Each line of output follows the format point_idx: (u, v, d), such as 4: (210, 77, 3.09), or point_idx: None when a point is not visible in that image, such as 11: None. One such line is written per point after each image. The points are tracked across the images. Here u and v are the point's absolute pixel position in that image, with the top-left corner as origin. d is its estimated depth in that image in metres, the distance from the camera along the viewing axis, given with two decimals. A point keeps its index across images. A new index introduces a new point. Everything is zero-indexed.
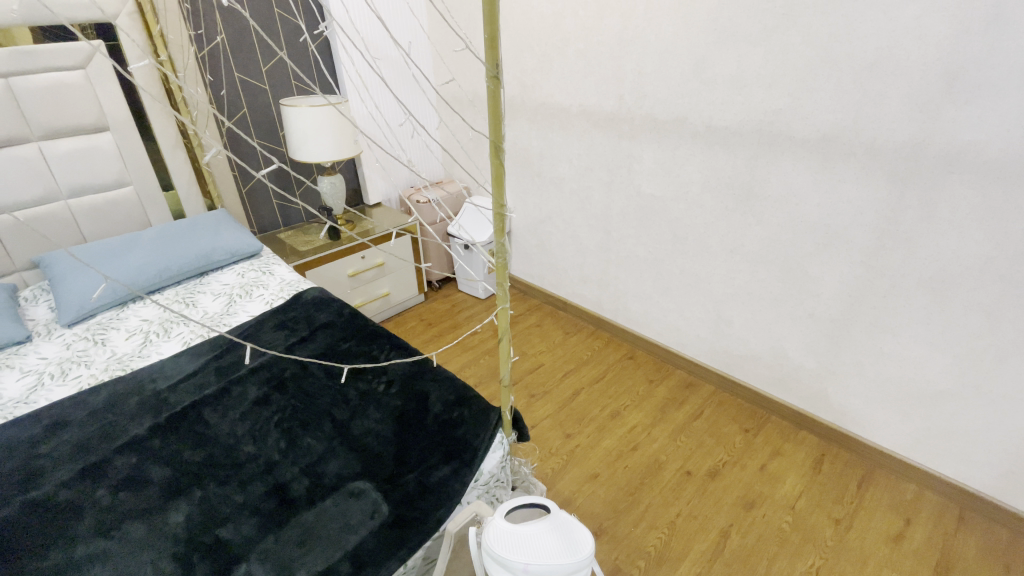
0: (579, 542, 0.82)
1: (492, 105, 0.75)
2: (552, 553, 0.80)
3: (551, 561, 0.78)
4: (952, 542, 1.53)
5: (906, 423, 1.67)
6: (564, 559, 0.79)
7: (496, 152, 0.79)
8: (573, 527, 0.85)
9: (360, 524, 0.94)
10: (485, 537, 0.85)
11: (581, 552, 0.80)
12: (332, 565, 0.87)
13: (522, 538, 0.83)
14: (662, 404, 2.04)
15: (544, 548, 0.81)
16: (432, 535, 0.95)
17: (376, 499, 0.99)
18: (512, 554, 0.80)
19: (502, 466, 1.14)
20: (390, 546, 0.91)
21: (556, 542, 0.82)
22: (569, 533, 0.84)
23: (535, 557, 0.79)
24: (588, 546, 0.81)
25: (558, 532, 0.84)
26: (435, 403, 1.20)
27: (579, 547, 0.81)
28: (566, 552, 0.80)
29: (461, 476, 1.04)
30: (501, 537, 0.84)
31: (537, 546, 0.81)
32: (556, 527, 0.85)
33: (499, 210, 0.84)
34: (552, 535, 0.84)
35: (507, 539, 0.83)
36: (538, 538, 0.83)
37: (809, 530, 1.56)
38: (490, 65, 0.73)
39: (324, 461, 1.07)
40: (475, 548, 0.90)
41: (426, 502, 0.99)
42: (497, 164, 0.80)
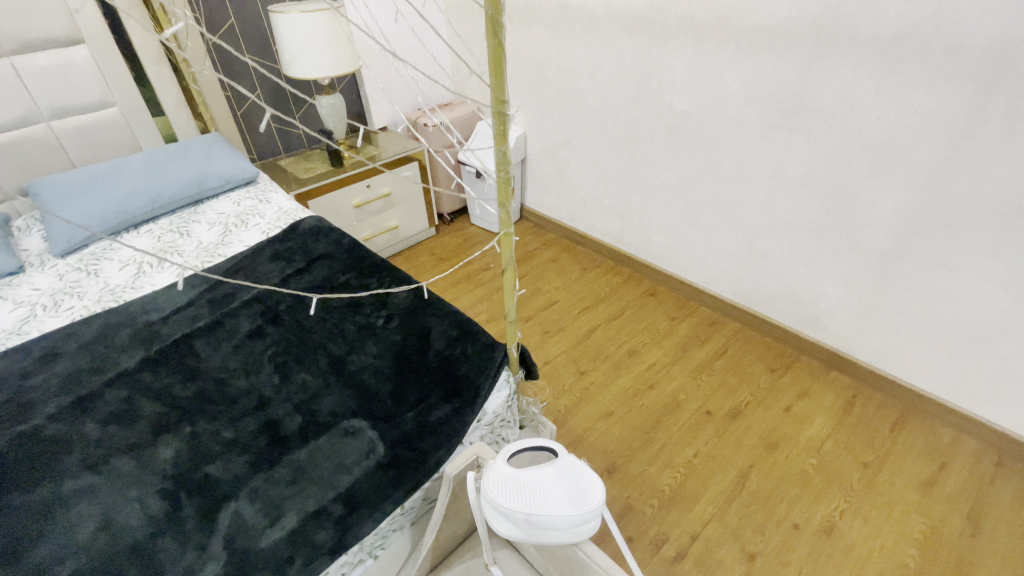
0: (588, 491, 0.74)
1: None
2: (557, 501, 0.72)
3: (555, 511, 0.71)
4: (988, 489, 1.43)
5: (950, 365, 1.54)
6: (570, 508, 0.71)
7: (492, 28, 0.62)
8: (581, 472, 0.77)
9: (354, 463, 0.88)
10: (483, 482, 0.78)
11: (590, 502, 0.72)
12: (324, 506, 0.82)
13: (525, 485, 0.75)
14: (683, 342, 1.94)
15: (548, 497, 0.73)
16: (430, 477, 0.89)
17: (372, 438, 0.92)
18: (512, 503, 0.72)
19: (508, 407, 1.06)
20: (386, 487, 0.85)
21: (563, 489, 0.74)
22: (578, 479, 0.76)
23: (537, 505, 0.72)
24: (599, 495, 0.73)
25: (565, 479, 0.76)
26: (436, 339, 1.11)
27: (588, 496, 0.73)
28: (574, 501, 0.72)
29: (463, 416, 0.96)
30: (500, 483, 0.76)
31: (540, 494, 0.74)
32: (563, 473, 0.77)
33: (499, 107, 0.69)
34: (558, 481, 0.76)
35: (508, 485, 0.76)
36: (542, 485, 0.75)
37: (834, 472, 1.48)
38: None
39: (317, 397, 1.00)
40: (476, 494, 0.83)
41: (424, 442, 0.92)
42: (495, 46, 0.64)
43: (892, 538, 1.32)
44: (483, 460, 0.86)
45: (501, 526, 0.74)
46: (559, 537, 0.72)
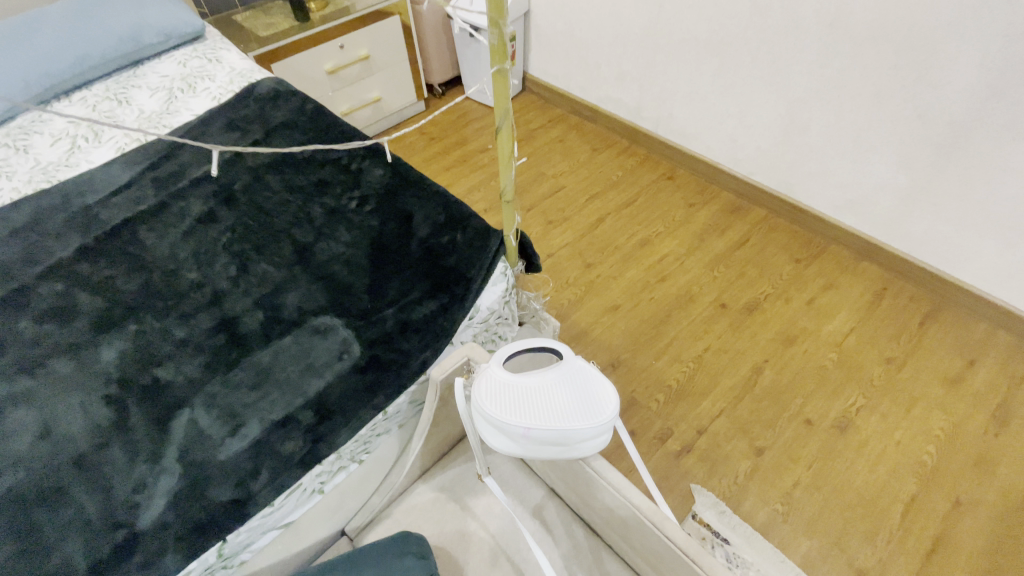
0: (598, 401, 0.61)
1: None
2: (561, 413, 0.60)
3: (559, 424, 0.58)
4: (1017, 386, 1.35)
5: (1003, 255, 1.37)
6: (577, 421, 0.59)
7: None
8: (591, 378, 0.64)
9: (325, 366, 0.75)
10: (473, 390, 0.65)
11: (601, 413, 0.59)
12: (291, 414, 0.70)
13: (523, 395, 0.63)
14: (701, 230, 1.76)
15: (550, 408, 0.61)
16: (415, 381, 0.76)
17: (346, 337, 0.78)
18: (508, 416, 0.60)
19: (505, 303, 0.91)
20: (363, 393, 0.73)
21: (568, 399, 0.62)
22: (586, 387, 0.63)
23: (537, 419, 0.59)
24: (612, 405, 0.60)
25: (571, 387, 0.63)
26: (420, 225, 0.92)
27: (599, 407, 0.60)
28: (582, 413, 0.60)
29: (454, 312, 0.81)
30: (492, 392, 0.63)
31: (541, 406, 0.61)
32: (569, 379, 0.64)
33: None
34: (563, 388, 0.63)
35: (502, 394, 0.63)
36: (544, 393, 0.63)
37: (855, 368, 1.39)
38: None
39: (281, 291, 0.85)
40: (466, 402, 0.71)
41: (408, 342, 0.78)
42: None
43: (908, 434, 1.26)
44: (474, 364, 0.73)
45: (495, 440, 0.63)
46: (565, 454, 0.61)
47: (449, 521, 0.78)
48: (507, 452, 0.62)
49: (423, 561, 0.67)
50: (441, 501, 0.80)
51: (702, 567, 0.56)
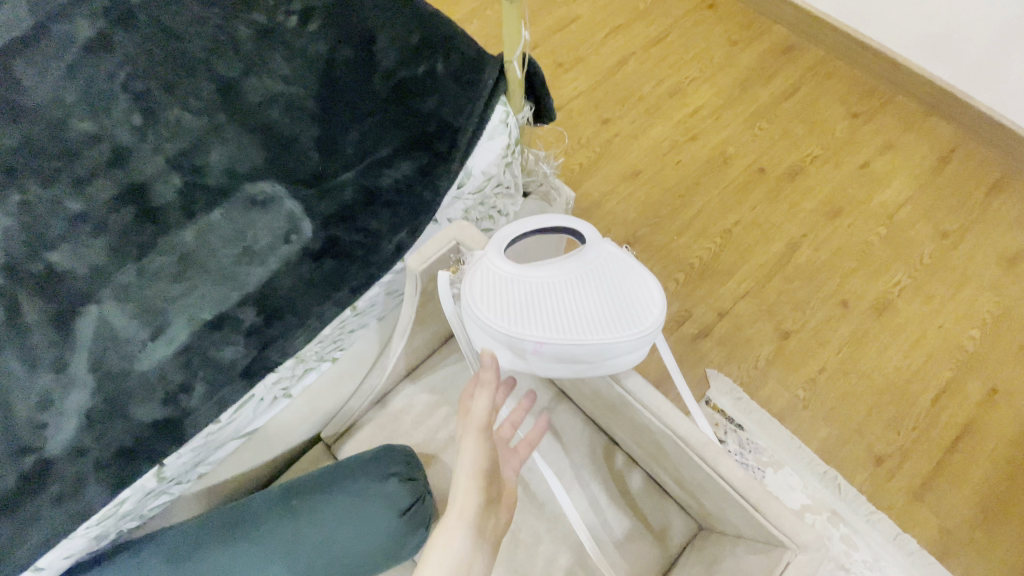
0: (638, 305, 0.45)
1: None
2: (585, 320, 0.44)
3: (586, 337, 0.43)
4: None
5: None
6: (610, 332, 0.43)
7: None
8: (625, 270, 0.47)
9: (268, 250, 0.56)
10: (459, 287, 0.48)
11: (640, 323, 0.44)
12: (227, 313, 0.54)
13: (531, 293, 0.46)
14: (742, 77, 1.44)
15: (570, 313, 0.45)
16: (390, 270, 0.60)
17: (292, 212, 0.58)
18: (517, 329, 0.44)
19: (506, 168, 0.69)
20: (321, 286, 0.57)
21: (595, 300, 0.45)
22: (621, 284, 0.46)
23: (551, 330, 0.44)
24: (657, 311, 0.45)
25: (600, 282, 0.46)
26: (384, 50, 0.65)
27: (638, 313, 0.44)
28: (615, 321, 0.44)
29: (436, 178, 0.60)
30: (488, 290, 0.47)
31: (557, 309, 0.45)
32: (596, 272, 0.47)
33: None
34: (588, 285, 0.46)
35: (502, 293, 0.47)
36: (561, 291, 0.46)
37: (903, 245, 1.22)
38: None
39: (202, 148, 0.62)
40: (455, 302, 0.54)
41: (377, 221, 0.59)
42: None
43: (952, 318, 1.14)
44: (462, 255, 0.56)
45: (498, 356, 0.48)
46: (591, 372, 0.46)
47: (442, 427, 0.67)
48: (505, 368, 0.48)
49: (408, 485, 0.54)
50: (432, 405, 0.68)
51: (755, 506, 0.43)
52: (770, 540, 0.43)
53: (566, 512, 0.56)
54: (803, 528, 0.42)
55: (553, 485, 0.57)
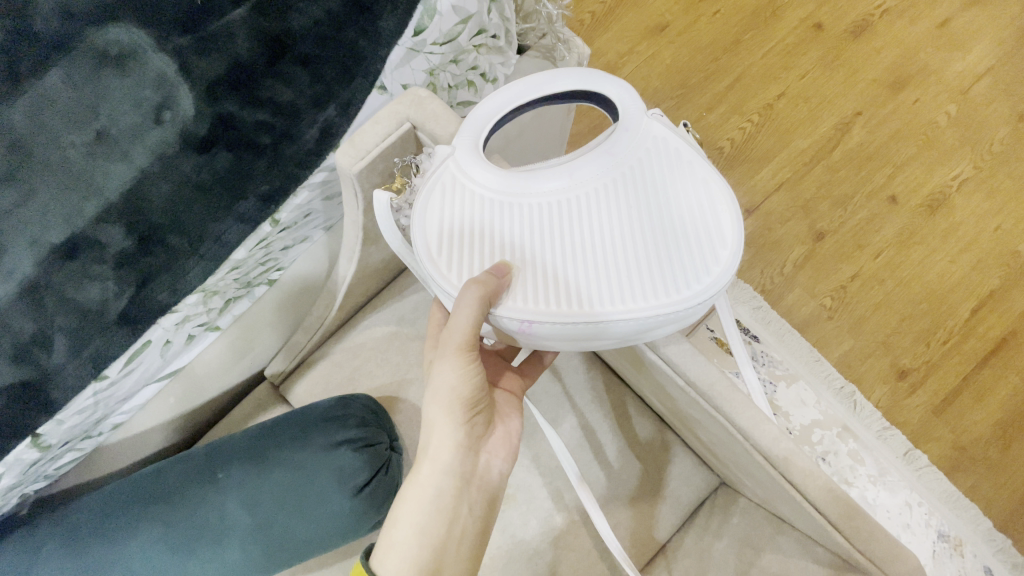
0: (698, 249, 0.34)
1: None
2: (625, 277, 0.34)
3: (631, 306, 0.33)
4: None
5: None
6: (664, 296, 0.33)
7: None
8: (681, 195, 0.35)
9: (136, 136, 0.36)
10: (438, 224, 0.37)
11: (701, 278, 0.33)
12: (84, 232, 0.36)
13: (542, 233, 0.35)
14: None
15: (605, 265, 0.34)
16: (319, 169, 0.45)
17: (161, 74, 0.36)
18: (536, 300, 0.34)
19: (490, 6, 0.49)
20: (220, 194, 0.40)
21: (641, 248, 0.34)
22: (672, 217, 0.35)
23: (571, 292, 0.34)
24: (727, 258, 0.34)
25: (643, 215, 0.35)
26: None
27: (698, 263, 0.34)
28: (667, 276, 0.34)
29: (374, 15, 0.42)
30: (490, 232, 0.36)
31: (580, 257, 0.35)
32: (637, 197, 0.35)
33: None
34: (625, 219, 0.35)
35: (502, 234, 0.36)
36: (589, 228, 0.35)
37: (974, 128, 1.01)
38: None
39: None
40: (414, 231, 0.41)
41: (290, 89, 0.40)
42: None
43: (1013, 218, 0.98)
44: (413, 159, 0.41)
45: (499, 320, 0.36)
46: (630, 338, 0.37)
47: (414, 365, 0.55)
48: (495, 335, 0.39)
49: (367, 454, 0.44)
50: (402, 339, 0.55)
51: (832, 522, 0.37)
52: (846, 554, 0.38)
53: (567, 475, 0.43)
54: (868, 537, 0.37)
55: (555, 445, 0.43)
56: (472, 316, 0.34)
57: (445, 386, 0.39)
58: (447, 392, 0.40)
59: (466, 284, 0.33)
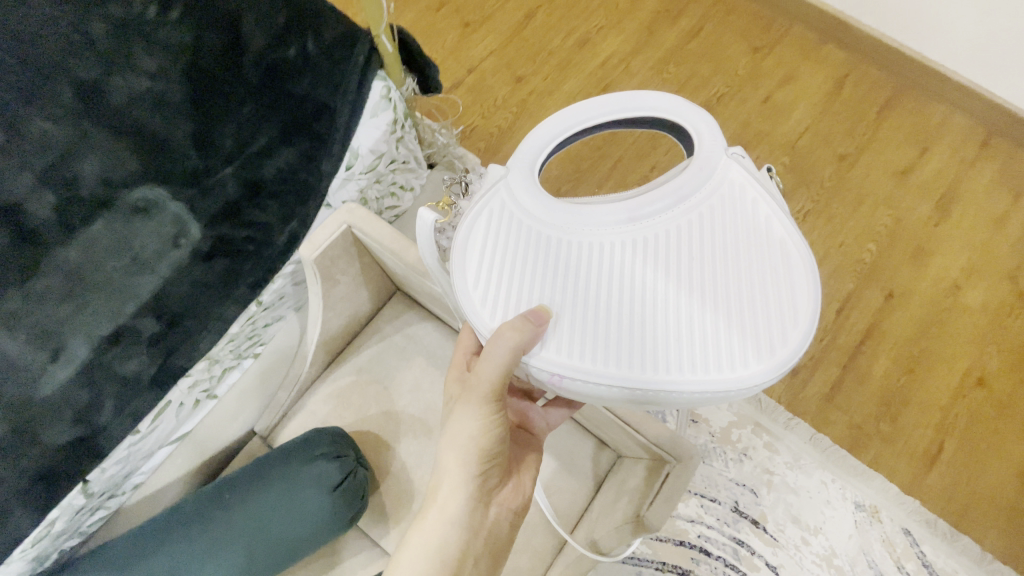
0: (741, 351, 0.42)
1: None
2: (668, 352, 0.43)
3: (665, 377, 0.42)
4: (964, 173, 1.30)
5: (986, 20, 1.17)
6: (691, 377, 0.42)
7: None
8: (744, 294, 0.44)
9: (158, 256, 0.55)
10: (484, 238, 0.48)
11: (733, 373, 0.42)
12: (125, 325, 0.53)
13: (612, 294, 0.45)
14: (649, 21, 1.43)
15: (653, 338, 0.43)
16: (282, 271, 0.64)
17: (177, 215, 0.56)
18: (592, 363, 0.43)
19: (398, 145, 0.73)
20: (220, 286, 0.59)
21: (693, 327, 0.43)
22: (735, 312, 0.43)
23: (622, 359, 0.43)
24: (763, 364, 0.42)
25: (698, 291, 0.44)
26: (252, 25, 0.58)
27: (736, 361, 0.42)
28: (706, 363, 0.43)
29: (317, 163, 0.64)
30: (556, 284, 0.46)
31: (632, 315, 0.44)
32: (706, 279, 0.44)
33: None
34: (685, 292, 0.44)
35: (573, 285, 0.46)
36: (654, 298, 0.44)
37: (807, 171, 1.30)
38: None
39: (61, 158, 0.49)
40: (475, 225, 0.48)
41: (264, 213, 0.61)
42: None
43: (851, 235, 1.23)
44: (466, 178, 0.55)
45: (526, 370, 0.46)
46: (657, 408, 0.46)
47: (373, 405, 0.70)
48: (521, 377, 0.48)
49: (340, 463, 0.58)
50: (363, 385, 0.71)
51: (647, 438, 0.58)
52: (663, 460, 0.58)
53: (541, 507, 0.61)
54: (676, 444, 0.57)
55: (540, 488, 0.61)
56: (503, 360, 0.44)
57: (469, 426, 0.50)
58: (468, 433, 0.51)
59: (502, 330, 0.43)
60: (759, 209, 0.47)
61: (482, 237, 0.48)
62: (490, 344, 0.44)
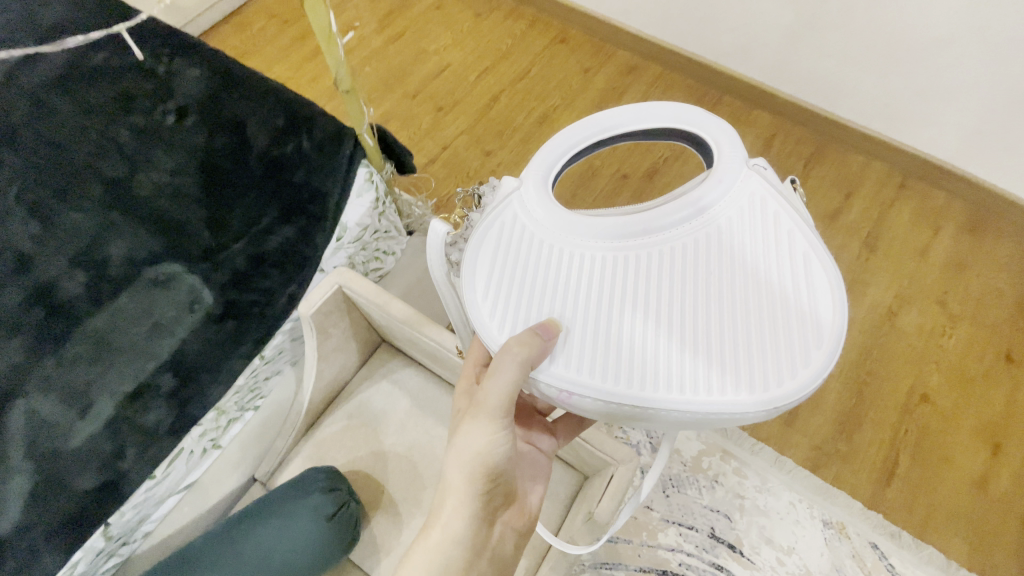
0: (732, 378, 0.47)
1: None
2: (664, 371, 0.48)
3: (658, 400, 0.48)
4: (886, 213, 1.47)
5: (879, 86, 1.37)
6: (683, 399, 0.47)
7: None
8: (745, 316, 0.49)
9: (175, 322, 0.64)
10: (511, 241, 0.55)
11: (722, 399, 0.47)
12: (146, 382, 0.62)
13: (621, 309, 0.51)
14: (599, 98, 1.64)
15: (652, 358, 0.49)
16: (288, 322, 0.75)
17: (193, 285, 0.66)
18: (593, 379, 0.49)
19: (379, 218, 0.86)
20: (228, 343, 0.69)
21: (692, 347, 0.49)
22: (735, 337, 0.48)
23: (620, 377, 0.49)
24: (749, 398, 0.46)
25: (702, 308, 0.50)
26: (256, 131, 0.73)
27: (726, 389, 0.47)
28: (697, 386, 0.47)
29: (312, 236, 0.76)
30: (570, 293, 0.52)
31: (637, 328, 0.50)
32: (711, 293, 0.50)
33: None
34: (690, 306, 0.50)
35: (587, 294, 0.52)
36: (660, 316, 0.50)
37: None
38: None
39: (96, 243, 0.62)
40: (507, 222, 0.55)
41: (268, 280, 0.72)
42: None
43: None
44: (477, 191, 0.60)
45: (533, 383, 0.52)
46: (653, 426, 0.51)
47: (364, 446, 0.78)
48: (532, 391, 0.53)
49: (332, 495, 0.66)
50: (354, 429, 0.79)
51: (586, 438, 0.72)
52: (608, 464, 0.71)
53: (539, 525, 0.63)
54: (617, 447, 0.70)
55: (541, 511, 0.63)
56: (514, 376, 0.49)
57: (476, 442, 0.53)
58: (474, 448, 0.53)
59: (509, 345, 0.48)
60: (773, 235, 0.51)
61: (511, 235, 0.55)
62: (501, 360, 0.49)
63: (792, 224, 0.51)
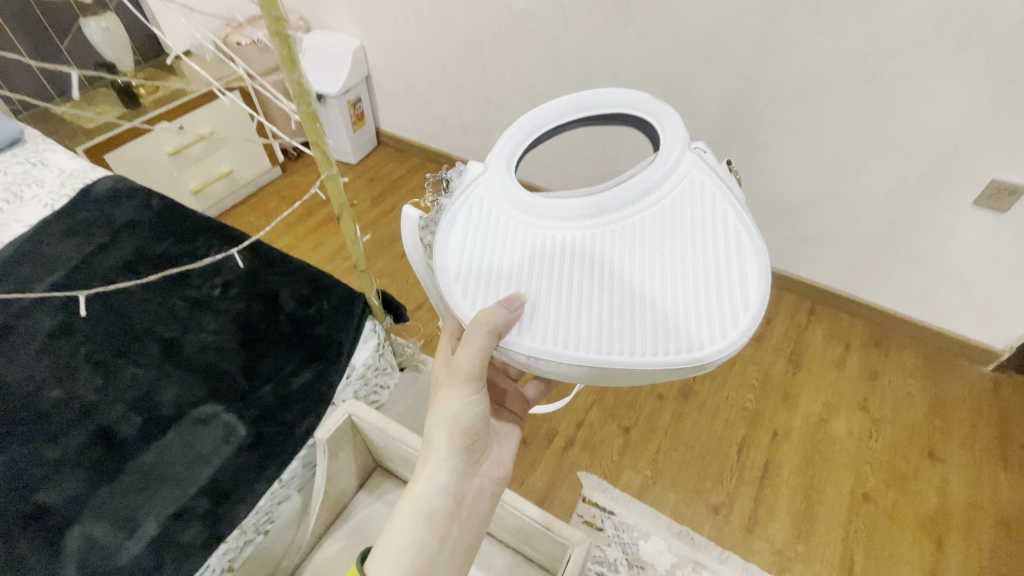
0: (669, 335, 0.57)
1: (318, 147, 0.77)
2: (611, 332, 0.58)
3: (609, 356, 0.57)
4: (803, 334, 1.75)
5: (773, 236, 1.74)
6: (629, 355, 0.56)
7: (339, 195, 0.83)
8: (679, 281, 0.59)
9: (213, 452, 0.79)
10: (478, 218, 0.65)
11: (661, 352, 0.56)
12: (185, 505, 0.74)
13: (575, 280, 0.61)
14: None
15: (601, 321, 0.59)
16: (304, 444, 0.88)
17: (230, 422, 0.83)
18: (553, 342, 0.59)
19: (380, 357, 1.07)
20: (254, 469, 0.81)
21: (636, 307, 0.58)
22: (672, 298, 0.58)
23: (575, 341, 0.58)
24: (684, 353, 0.56)
25: (643, 274, 0.59)
26: (286, 300, 0.99)
27: (665, 345, 0.56)
28: (641, 343, 0.57)
29: (329, 377, 0.93)
30: (530, 269, 0.62)
31: (588, 294, 0.60)
32: (649, 260, 0.60)
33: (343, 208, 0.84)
34: (633, 274, 0.60)
35: (545, 266, 0.62)
36: (607, 282, 0.60)
37: None
38: (325, 162, 0.79)
39: (155, 389, 0.84)
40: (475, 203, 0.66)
41: (291, 415, 0.87)
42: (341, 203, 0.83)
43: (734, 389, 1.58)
44: (444, 174, 0.70)
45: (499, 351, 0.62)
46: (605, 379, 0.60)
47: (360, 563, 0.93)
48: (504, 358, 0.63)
49: None
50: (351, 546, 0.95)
51: (545, 526, 0.83)
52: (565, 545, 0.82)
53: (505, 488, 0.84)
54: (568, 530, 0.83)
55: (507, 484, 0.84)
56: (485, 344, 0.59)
57: (453, 406, 0.70)
58: (450, 411, 0.71)
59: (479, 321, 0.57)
60: (704, 213, 0.62)
61: (478, 215, 0.65)
62: (474, 334, 0.59)
63: (725, 204, 0.62)
